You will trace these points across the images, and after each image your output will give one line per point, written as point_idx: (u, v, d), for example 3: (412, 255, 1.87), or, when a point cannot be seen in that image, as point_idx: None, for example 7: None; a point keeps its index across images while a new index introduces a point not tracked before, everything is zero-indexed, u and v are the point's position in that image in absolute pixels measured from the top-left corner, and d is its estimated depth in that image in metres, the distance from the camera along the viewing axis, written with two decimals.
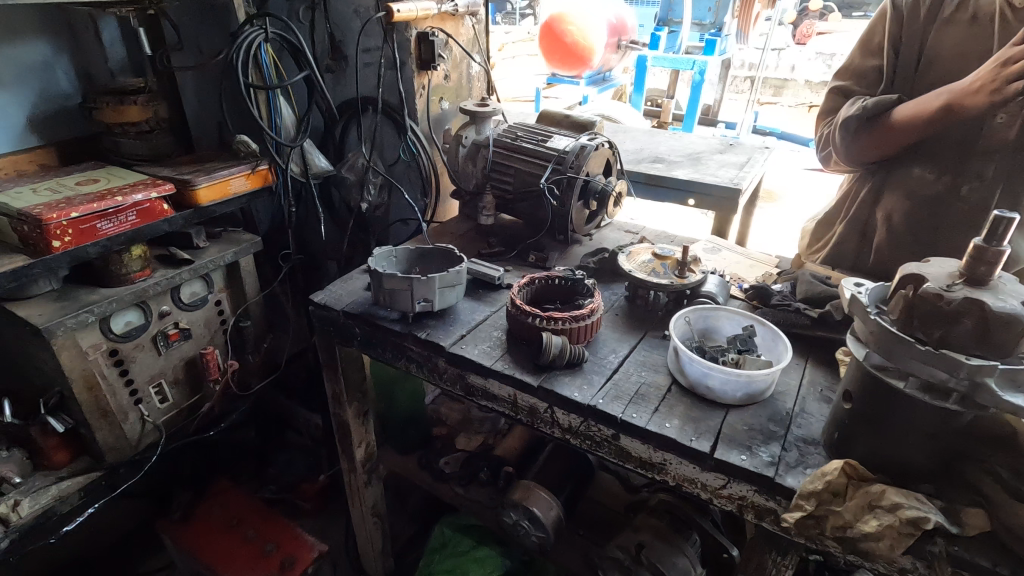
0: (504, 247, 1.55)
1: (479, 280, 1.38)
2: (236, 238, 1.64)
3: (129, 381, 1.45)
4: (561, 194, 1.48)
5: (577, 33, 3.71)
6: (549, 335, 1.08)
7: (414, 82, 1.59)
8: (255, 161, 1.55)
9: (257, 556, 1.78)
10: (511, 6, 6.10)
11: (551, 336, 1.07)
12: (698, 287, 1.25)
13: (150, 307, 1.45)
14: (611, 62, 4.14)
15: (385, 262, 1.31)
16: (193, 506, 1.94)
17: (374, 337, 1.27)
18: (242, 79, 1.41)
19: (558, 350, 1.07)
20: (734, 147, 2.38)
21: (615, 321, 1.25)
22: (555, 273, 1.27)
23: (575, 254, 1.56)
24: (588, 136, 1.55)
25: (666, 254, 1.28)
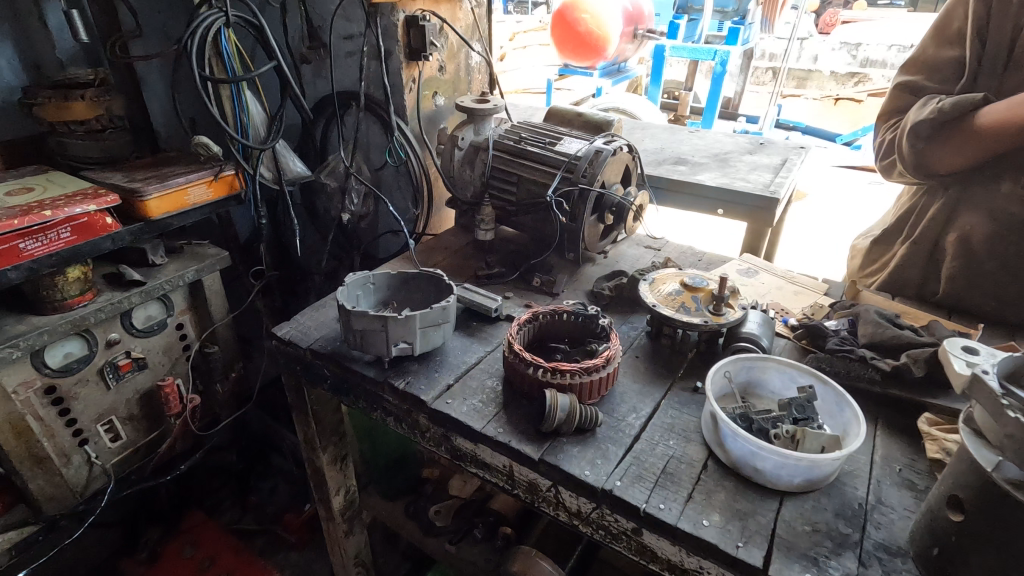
0: (504, 267, 1.34)
1: (473, 311, 1.17)
2: (200, 252, 1.43)
3: (70, 421, 1.26)
4: (572, 207, 1.26)
5: (591, 21, 3.43)
6: (554, 394, 0.86)
7: (402, 74, 1.37)
8: (219, 166, 1.34)
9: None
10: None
11: (556, 395, 0.86)
12: (737, 327, 1.02)
13: (94, 335, 1.26)
14: (626, 53, 3.88)
15: (359, 290, 1.09)
16: (162, 544, 1.76)
17: (346, 381, 1.06)
18: (199, 71, 1.20)
19: (564, 413, 0.85)
20: (765, 148, 2.14)
21: (636, 367, 1.04)
22: (563, 307, 1.05)
23: (587, 275, 1.34)
24: (604, 139, 1.32)
25: (698, 285, 1.06)
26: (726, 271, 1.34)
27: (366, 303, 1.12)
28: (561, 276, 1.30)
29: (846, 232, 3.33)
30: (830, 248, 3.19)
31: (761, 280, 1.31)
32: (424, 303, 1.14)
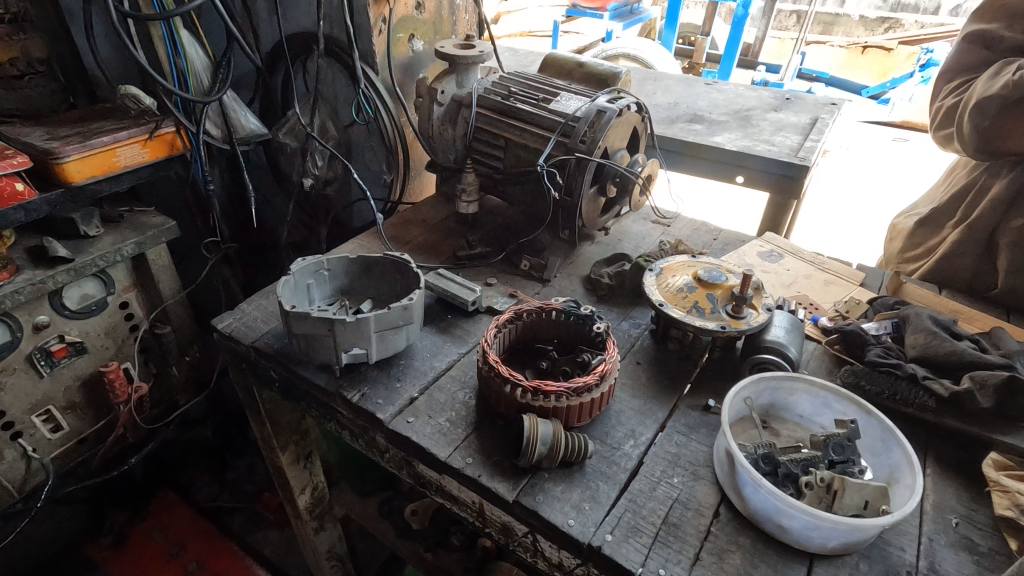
0: (488, 246, 1.16)
1: (448, 302, 1.00)
2: (143, 222, 1.25)
3: None
4: (567, 179, 1.06)
5: None
6: (533, 421, 0.70)
7: (368, 12, 1.15)
8: (156, 121, 1.14)
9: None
10: None
11: (536, 423, 0.70)
12: (759, 333, 0.85)
13: (17, 319, 1.09)
14: None
15: (311, 278, 0.92)
16: (131, 526, 1.69)
17: (295, 387, 0.91)
18: (116, 5, 0.97)
19: (545, 446, 0.70)
20: (791, 104, 1.90)
21: (636, 378, 0.87)
22: (552, 303, 0.88)
23: (585, 257, 1.16)
24: (609, 95, 1.11)
25: (716, 280, 0.88)
26: (747, 255, 1.16)
27: (320, 293, 0.94)
28: (554, 258, 1.11)
29: (871, 193, 3.11)
30: (853, 212, 2.97)
31: (786, 267, 1.13)
32: (390, 292, 0.97)
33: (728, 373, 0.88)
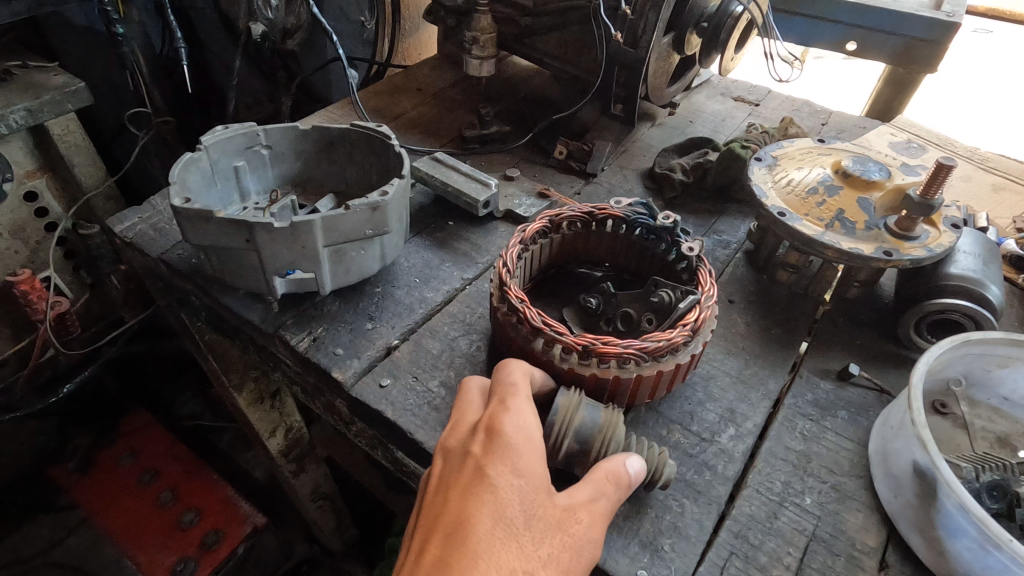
0: (509, 125, 0.82)
1: (449, 202, 0.69)
2: (38, 81, 0.91)
3: None
4: (632, 16, 0.70)
5: None
6: (573, 402, 0.43)
7: None
8: None
9: (168, 532, 1.09)
10: None
11: (573, 405, 0.43)
12: (936, 263, 0.53)
13: None
14: None
15: (239, 159, 0.61)
16: (98, 450, 1.18)
17: (225, 320, 0.62)
18: None
19: (578, 445, 0.42)
20: None
21: (730, 324, 0.57)
22: (607, 206, 0.56)
23: (645, 143, 0.82)
24: None
25: (873, 176, 0.55)
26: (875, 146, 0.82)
27: (257, 182, 0.63)
28: (602, 142, 0.78)
29: None
30: None
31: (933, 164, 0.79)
32: (361, 183, 0.65)
33: (869, 322, 0.58)
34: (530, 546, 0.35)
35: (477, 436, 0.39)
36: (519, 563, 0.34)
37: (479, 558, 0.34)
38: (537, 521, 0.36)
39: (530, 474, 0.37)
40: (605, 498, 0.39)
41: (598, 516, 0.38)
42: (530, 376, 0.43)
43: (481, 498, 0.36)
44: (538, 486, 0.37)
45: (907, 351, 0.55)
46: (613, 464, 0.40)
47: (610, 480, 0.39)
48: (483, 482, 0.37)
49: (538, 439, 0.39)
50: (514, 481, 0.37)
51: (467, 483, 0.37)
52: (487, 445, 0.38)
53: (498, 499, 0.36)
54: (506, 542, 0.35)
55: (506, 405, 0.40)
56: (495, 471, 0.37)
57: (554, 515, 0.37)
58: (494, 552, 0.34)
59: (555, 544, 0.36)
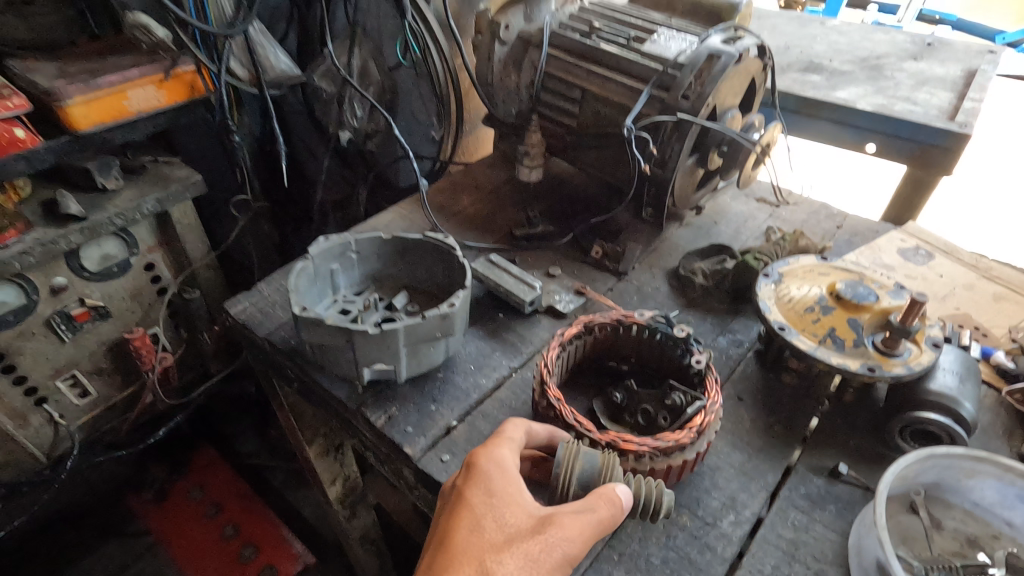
0: (553, 225, 0.95)
1: (501, 297, 0.81)
2: (166, 174, 1.11)
3: (20, 379, 1.05)
4: (661, 145, 0.83)
5: None
6: (573, 450, 0.53)
7: None
8: (172, 59, 0.97)
9: (230, 564, 1.22)
10: None
11: (575, 456, 0.52)
12: (918, 379, 0.62)
13: (33, 281, 1.00)
14: None
15: (336, 263, 0.76)
16: (172, 482, 1.35)
17: (313, 392, 0.76)
18: None
19: (582, 488, 0.52)
20: (935, 53, 1.56)
21: (737, 420, 0.67)
22: (633, 315, 0.68)
23: (673, 244, 0.94)
24: (724, 32, 0.82)
25: (862, 300, 0.65)
26: (884, 252, 0.91)
27: (347, 280, 0.78)
28: (634, 245, 0.90)
29: None
30: None
31: (938, 272, 0.88)
32: (429, 282, 0.79)
33: (862, 424, 0.66)
34: (500, 545, 0.47)
35: (463, 472, 0.52)
36: (491, 557, 0.46)
37: (456, 559, 0.46)
38: (511, 529, 0.48)
39: (501, 492, 0.50)
40: (574, 505, 0.49)
41: (568, 516, 0.48)
42: (526, 428, 0.56)
43: (461, 515, 0.49)
44: (510, 501, 0.50)
45: (895, 454, 0.63)
46: (605, 490, 0.50)
47: (601, 500, 0.49)
48: (463, 503, 0.50)
49: (510, 469, 0.51)
50: (488, 500, 0.49)
51: (452, 504, 0.50)
52: (468, 477, 0.51)
53: (475, 514, 0.49)
54: (479, 543, 0.47)
55: (485, 446, 0.53)
56: (473, 492, 0.50)
57: (526, 523, 0.48)
58: (469, 552, 0.47)
59: (528, 542, 0.47)
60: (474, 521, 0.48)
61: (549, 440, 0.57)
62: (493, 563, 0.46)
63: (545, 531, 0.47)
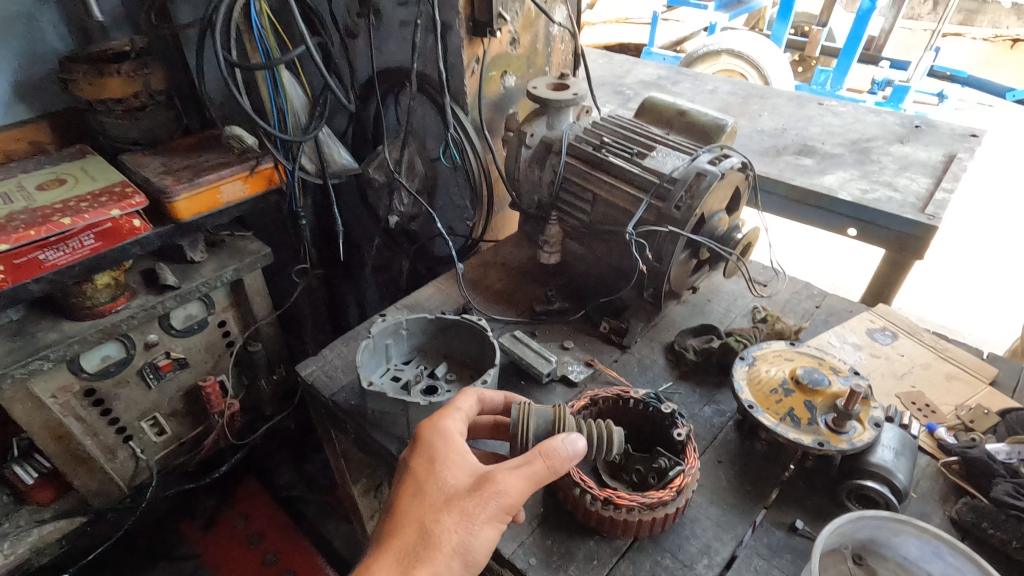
0: (568, 302, 1.12)
1: (523, 368, 0.98)
2: (241, 248, 1.31)
3: (113, 419, 1.24)
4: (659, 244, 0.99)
5: None
6: (524, 409, 0.74)
7: (463, 54, 1.11)
8: (257, 158, 1.19)
9: None
10: None
11: (528, 414, 0.73)
12: (863, 452, 0.76)
13: (132, 338, 1.20)
14: None
15: (390, 338, 0.93)
16: (220, 511, 1.55)
17: (367, 443, 0.92)
18: (222, 55, 0.99)
19: (539, 435, 0.73)
20: (921, 136, 1.71)
21: (715, 480, 0.81)
22: (630, 391, 0.84)
23: (670, 320, 1.10)
24: (712, 152, 1.00)
25: (817, 385, 0.80)
26: (854, 332, 1.06)
27: (397, 351, 0.95)
28: (636, 322, 1.06)
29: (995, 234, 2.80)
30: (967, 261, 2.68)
31: (900, 351, 1.02)
32: (464, 355, 0.96)
33: (820, 486, 0.80)
34: (438, 505, 0.62)
35: (412, 448, 0.68)
36: (428, 516, 0.61)
37: (401, 521, 0.62)
38: (448, 491, 0.63)
39: (441, 459, 0.66)
40: (505, 467, 0.63)
41: (497, 476, 0.62)
42: (477, 398, 0.76)
43: (406, 484, 0.64)
44: (453, 470, 0.65)
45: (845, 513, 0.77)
46: (541, 445, 0.65)
47: (531, 455, 0.64)
48: (409, 474, 0.65)
49: (451, 440, 0.67)
50: (428, 468, 0.65)
51: (408, 476, 0.66)
52: (415, 451, 0.67)
53: (417, 482, 0.64)
54: (420, 506, 0.63)
55: (429, 425, 0.69)
56: (423, 466, 0.66)
57: (461, 483, 0.64)
58: (412, 514, 0.62)
59: (460, 499, 0.62)
60: (418, 492, 0.63)
61: (507, 404, 0.80)
62: (431, 521, 0.61)
63: (477, 491, 0.61)
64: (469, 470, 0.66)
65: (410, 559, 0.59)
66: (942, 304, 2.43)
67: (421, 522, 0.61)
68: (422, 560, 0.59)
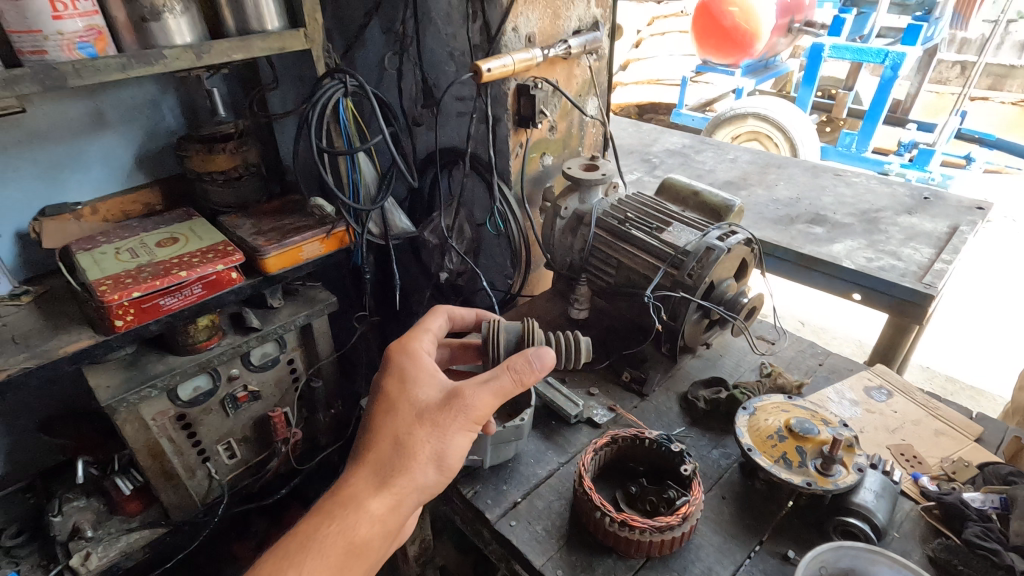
0: (594, 353, 1.28)
1: (553, 410, 1.14)
2: (313, 296, 1.53)
3: (196, 442, 1.43)
4: (672, 306, 1.15)
5: (739, 15, 3.51)
6: (495, 325, 0.96)
7: (509, 140, 1.33)
8: (332, 223, 1.42)
9: None
10: None
11: (501, 326, 0.95)
12: (847, 492, 0.88)
13: (219, 371, 1.40)
14: (780, 47, 3.91)
15: None
16: (269, 532, 1.69)
17: None
18: (316, 143, 1.23)
19: (510, 340, 0.95)
20: (929, 207, 1.84)
21: (719, 513, 0.94)
22: (645, 432, 0.98)
23: (685, 372, 1.24)
24: (721, 229, 1.17)
25: (807, 433, 0.93)
26: (852, 389, 1.18)
27: None
28: (654, 373, 1.21)
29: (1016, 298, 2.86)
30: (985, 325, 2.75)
31: (893, 408, 1.14)
32: None
33: (812, 523, 0.92)
34: (410, 420, 0.77)
35: (386, 374, 0.83)
36: (401, 431, 0.76)
37: (378, 436, 0.77)
38: (419, 410, 0.78)
39: (411, 381, 0.81)
40: (470, 383, 0.78)
41: (463, 392, 0.77)
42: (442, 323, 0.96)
43: (382, 404, 0.80)
44: (424, 387, 0.80)
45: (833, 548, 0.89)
46: (511, 359, 0.79)
47: (499, 370, 0.78)
48: (385, 396, 0.80)
49: (421, 365, 0.83)
50: (399, 389, 0.80)
51: (385, 395, 0.81)
52: (390, 376, 0.83)
53: (390, 403, 0.79)
54: (394, 421, 0.77)
55: (402, 355, 0.85)
56: (398, 385, 0.81)
57: (431, 400, 0.79)
58: (388, 429, 0.77)
59: (428, 415, 0.77)
60: (393, 409, 0.78)
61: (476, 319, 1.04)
62: (404, 434, 0.76)
63: (446, 405, 0.76)
64: (437, 387, 0.81)
65: (390, 466, 0.75)
66: (953, 356, 2.64)
67: (396, 435, 0.76)
68: (400, 468, 0.75)
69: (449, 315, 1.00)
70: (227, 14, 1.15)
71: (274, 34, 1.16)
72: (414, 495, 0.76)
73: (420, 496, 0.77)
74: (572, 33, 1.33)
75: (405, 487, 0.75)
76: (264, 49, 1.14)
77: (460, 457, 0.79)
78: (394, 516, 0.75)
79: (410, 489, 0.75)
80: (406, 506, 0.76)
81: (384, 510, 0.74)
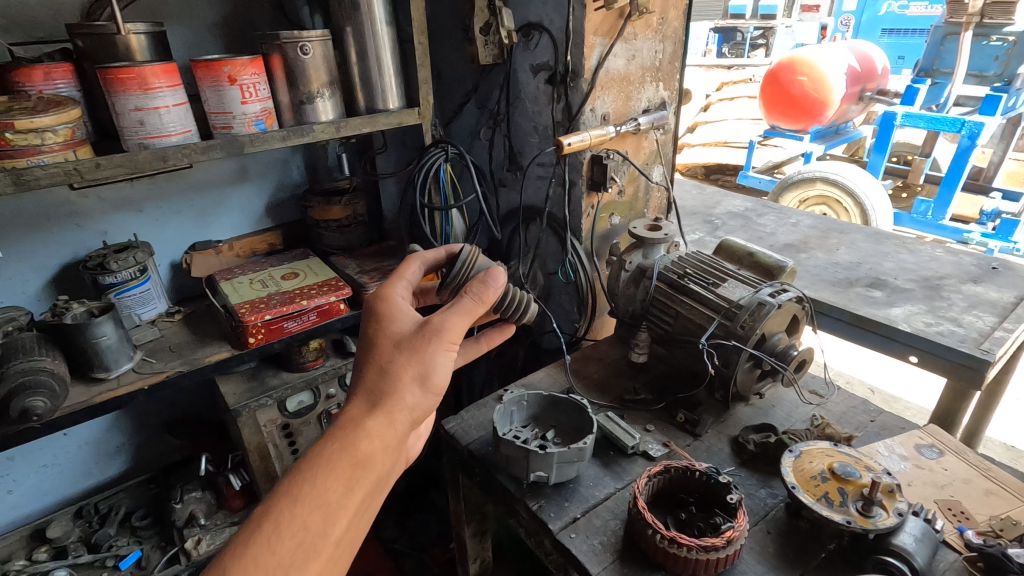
0: (652, 394, 1.40)
1: (612, 441, 1.26)
2: None
3: (295, 450, 1.64)
4: (725, 353, 1.26)
5: (808, 84, 3.62)
6: (472, 255, 1.03)
7: (583, 202, 1.52)
8: None
9: None
10: (742, 37, 5.63)
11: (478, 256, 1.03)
12: (887, 534, 0.96)
13: (320, 389, 1.63)
14: (850, 113, 3.97)
15: (514, 406, 1.27)
16: None
17: (490, 485, 1.23)
18: (420, 198, 1.47)
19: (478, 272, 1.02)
20: (997, 276, 1.86)
21: (764, 545, 1.02)
22: (695, 464, 1.09)
23: (737, 418, 1.33)
24: (772, 287, 1.29)
25: (849, 475, 1.03)
26: (902, 444, 1.24)
27: (518, 417, 1.28)
28: (707, 416, 1.31)
29: None
30: None
31: (944, 466, 1.18)
32: (568, 424, 1.26)
33: (852, 561, 0.99)
34: (392, 351, 0.80)
35: (366, 322, 0.86)
36: (386, 361, 0.79)
37: (365, 372, 0.79)
38: (397, 342, 0.81)
39: (389, 319, 0.85)
40: (437, 313, 0.82)
41: (432, 320, 0.81)
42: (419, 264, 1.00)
43: (365, 346, 0.83)
44: (399, 322, 0.84)
45: None
46: (474, 286, 0.86)
47: (463, 300, 0.84)
48: (368, 337, 0.83)
49: (395, 303, 0.87)
50: (379, 329, 0.84)
51: (367, 337, 0.84)
52: (370, 322, 0.86)
53: (373, 343, 0.82)
54: (380, 354, 0.80)
55: (377, 299, 0.88)
56: (376, 326, 0.84)
57: (409, 332, 0.82)
58: (375, 362, 0.80)
59: (408, 343, 0.80)
60: (374, 347, 0.82)
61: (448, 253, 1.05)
62: (388, 363, 0.79)
63: (422, 333, 0.80)
64: (412, 322, 0.85)
65: (379, 390, 0.77)
66: None
67: (380, 364, 0.79)
68: (389, 391, 0.77)
69: (424, 260, 1.02)
70: (360, 96, 1.43)
71: (394, 112, 1.42)
72: (408, 416, 0.78)
73: (414, 417, 0.79)
74: (641, 112, 1.53)
75: (396, 407, 0.76)
76: (386, 124, 1.40)
77: (445, 377, 0.82)
78: (392, 434, 0.75)
79: (403, 409, 0.77)
80: (402, 425, 0.76)
81: (381, 427, 0.74)
